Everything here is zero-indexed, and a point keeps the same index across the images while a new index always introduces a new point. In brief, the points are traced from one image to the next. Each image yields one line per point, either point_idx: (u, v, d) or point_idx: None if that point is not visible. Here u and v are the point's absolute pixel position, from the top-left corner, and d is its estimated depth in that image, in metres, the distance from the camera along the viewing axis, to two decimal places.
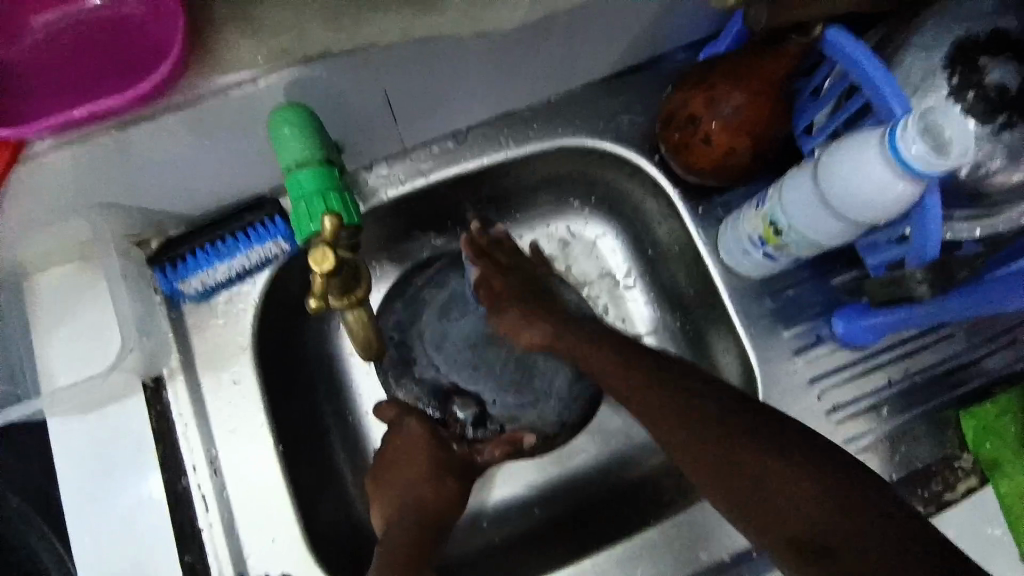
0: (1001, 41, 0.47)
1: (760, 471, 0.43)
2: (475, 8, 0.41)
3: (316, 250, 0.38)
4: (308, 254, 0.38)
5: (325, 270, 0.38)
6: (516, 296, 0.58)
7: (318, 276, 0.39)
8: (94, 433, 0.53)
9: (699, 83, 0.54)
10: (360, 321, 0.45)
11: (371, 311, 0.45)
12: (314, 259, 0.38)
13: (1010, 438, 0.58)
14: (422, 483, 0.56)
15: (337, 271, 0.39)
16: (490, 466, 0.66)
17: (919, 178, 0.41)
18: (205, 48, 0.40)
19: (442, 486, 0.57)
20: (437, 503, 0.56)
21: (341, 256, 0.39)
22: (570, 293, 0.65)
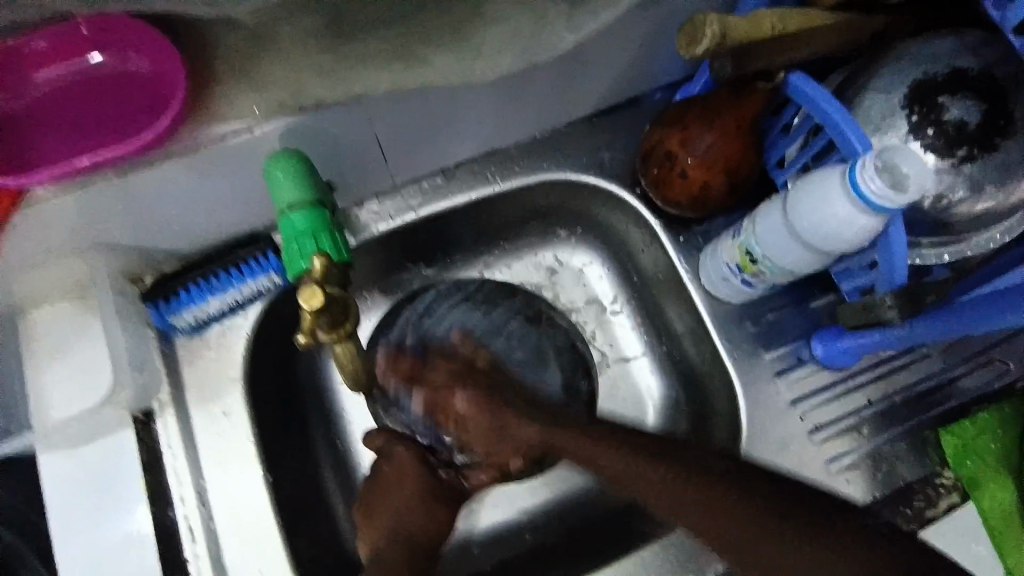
0: (959, 81, 0.49)
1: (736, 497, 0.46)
2: (465, 63, 0.44)
3: (304, 289, 0.40)
4: (296, 292, 0.40)
5: (314, 307, 0.39)
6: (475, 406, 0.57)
7: (307, 313, 0.40)
8: (87, 468, 0.53)
9: (676, 121, 0.57)
10: (348, 355, 0.45)
11: (359, 344, 0.46)
12: (304, 297, 0.39)
13: (989, 454, 0.60)
14: (415, 514, 0.56)
15: (325, 308, 0.41)
16: (479, 493, 0.66)
17: (879, 213, 0.43)
18: (206, 99, 0.43)
19: (435, 519, 0.57)
20: (425, 528, 0.56)
21: (330, 294, 0.40)
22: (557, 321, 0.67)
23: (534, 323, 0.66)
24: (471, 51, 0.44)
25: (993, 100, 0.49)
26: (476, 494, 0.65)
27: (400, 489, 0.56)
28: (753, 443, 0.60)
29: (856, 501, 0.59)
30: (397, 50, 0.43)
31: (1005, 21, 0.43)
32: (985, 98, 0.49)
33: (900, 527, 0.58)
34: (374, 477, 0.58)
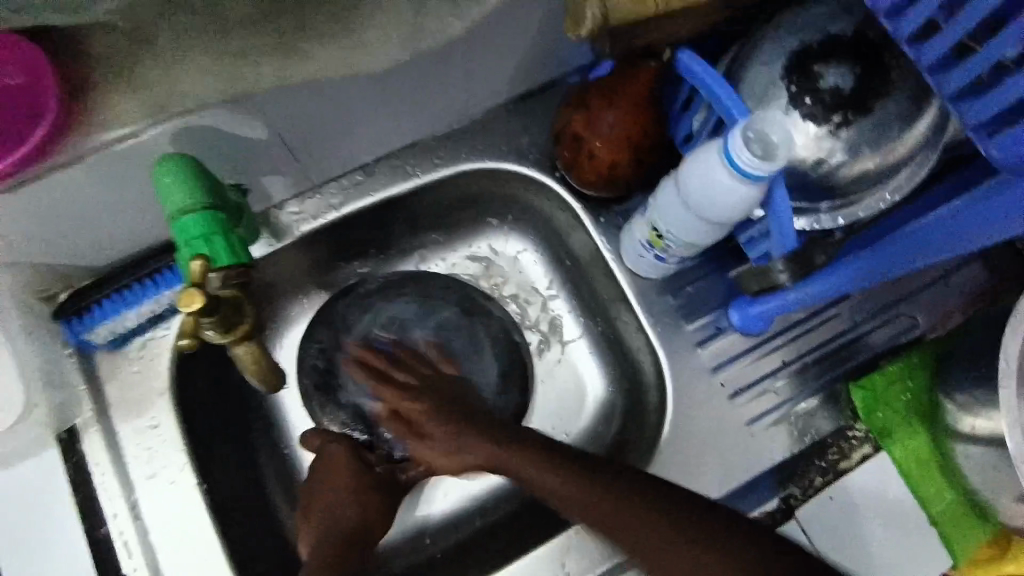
0: (834, 48, 0.51)
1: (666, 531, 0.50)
2: (343, 50, 0.44)
3: (184, 291, 0.39)
4: (175, 295, 0.39)
5: (194, 310, 0.39)
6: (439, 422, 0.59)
7: (188, 316, 0.39)
8: (17, 491, 0.53)
9: (580, 104, 0.58)
10: (252, 355, 0.46)
11: (260, 343, 0.47)
12: (182, 299, 0.38)
13: (897, 404, 0.63)
14: (353, 509, 0.57)
15: (208, 310, 0.40)
16: (427, 482, 0.68)
17: (756, 181, 0.45)
18: (89, 107, 0.42)
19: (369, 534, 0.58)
20: (351, 527, 0.57)
21: (212, 296, 0.40)
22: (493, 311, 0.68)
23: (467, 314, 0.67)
24: (351, 41, 0.44)
25: (867, 63, 0.51)
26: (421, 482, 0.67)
27: (336, 494, 0.57)
28: (681, 411, 0.63)
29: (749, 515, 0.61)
30: (271, 41, 0.42)
31: None
32: (859, 62, 0.51)
33: (815, 480, 0.62)
34: (313, 481, 0.59)
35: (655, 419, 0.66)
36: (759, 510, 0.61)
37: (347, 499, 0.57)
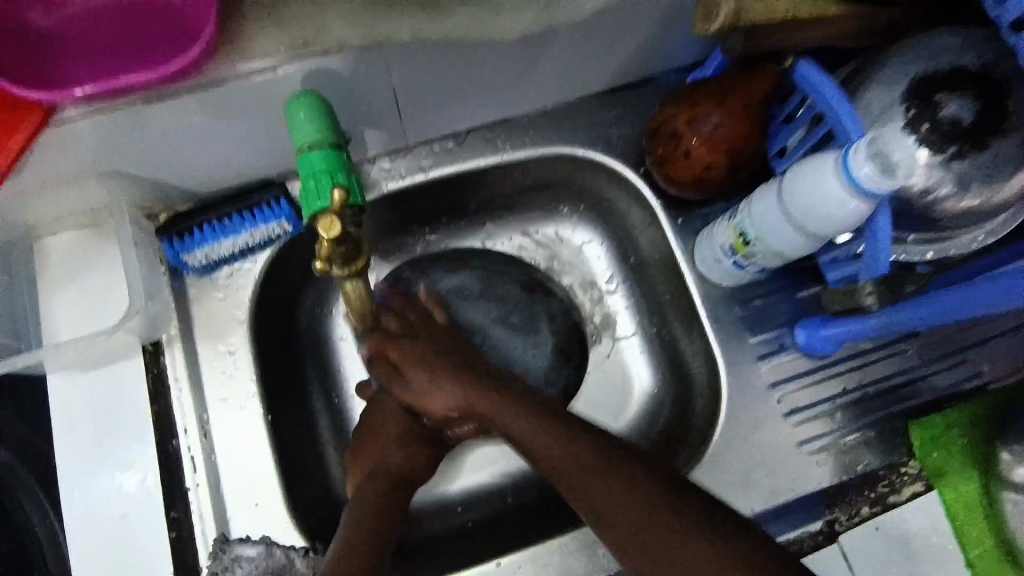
0: (960, 78, 0.50)
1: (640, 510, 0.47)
2: (486, 16, 0.46)
3: (323, 218, 0.41)
4: (316, 220, 0.41)
5: (331, 237, 0.41)
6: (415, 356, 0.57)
7: (324, 242, 0.41)
8: (91, 391, 0.54)
9: (685, 101, 0.59)
10: (356, 290, 0.50)
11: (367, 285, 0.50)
12: (323, 224, 0.40)
13: (954, 448, 0.62)
14: (399, 450, 0.58)
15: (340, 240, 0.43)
16: (465, 450, 0.69)
17: (868, 197, 0.45)
18: (237, 34, 0.43)
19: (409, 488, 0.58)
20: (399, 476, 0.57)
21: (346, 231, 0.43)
22: (555, 292, 0.71)
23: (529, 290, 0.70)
24: (493, 2, 0.45)
25: (993, 99, 0.50)
26: (461, 450, 0.69)
27: (389, 443, 0.58)
28: (734, 421, 0.63)
29: (778, 539, 0.60)
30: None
31: (1004, 16, 0.44)
32: (985, 99, 0.50)
33: (862, 509, 0.61)
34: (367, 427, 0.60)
35: (703, 425, 0.66)
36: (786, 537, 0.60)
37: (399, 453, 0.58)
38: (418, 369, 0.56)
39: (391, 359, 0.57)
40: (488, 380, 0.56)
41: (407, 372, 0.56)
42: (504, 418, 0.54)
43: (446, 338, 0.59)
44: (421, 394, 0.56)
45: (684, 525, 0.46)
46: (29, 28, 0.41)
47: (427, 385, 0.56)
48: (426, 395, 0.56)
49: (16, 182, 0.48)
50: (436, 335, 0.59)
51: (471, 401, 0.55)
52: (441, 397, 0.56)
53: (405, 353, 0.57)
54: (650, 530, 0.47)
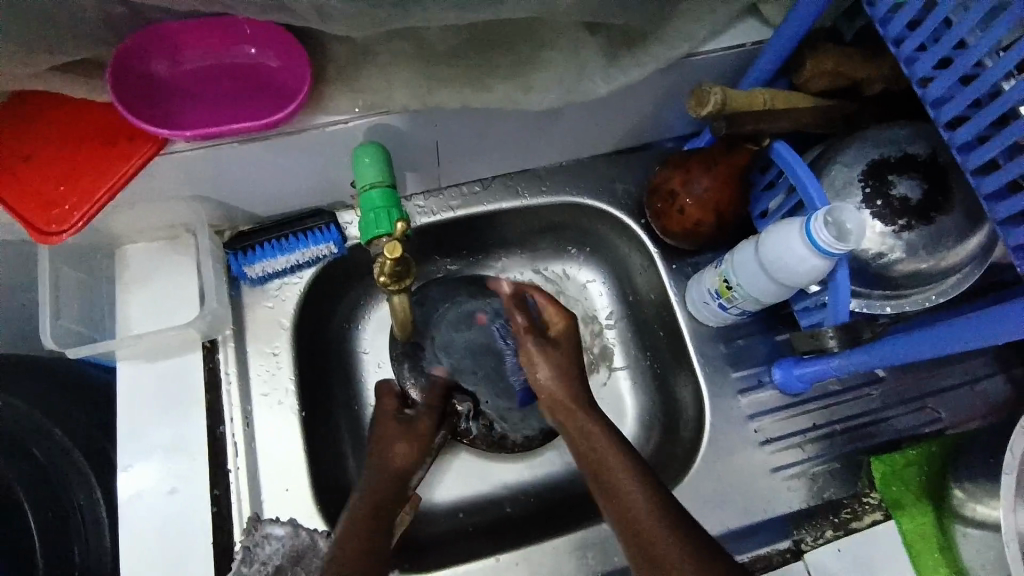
0: (906, 165, 0.61)
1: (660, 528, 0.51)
2: (520, 92, 0.57)
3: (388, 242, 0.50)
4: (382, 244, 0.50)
5: (395, 257, 0.50)
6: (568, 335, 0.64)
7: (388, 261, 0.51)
8: (152, 379, 0.61)
9: (681, 166, 0.69)
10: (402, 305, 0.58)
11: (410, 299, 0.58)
12: (388, 249, 0.50)
13: (911, 483, 0.69)
14: (393, 456, 0.61)
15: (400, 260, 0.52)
16: (457, 458, 0.74)
17: (827, 256, 0.54)
18: (320, 95, 0.54)
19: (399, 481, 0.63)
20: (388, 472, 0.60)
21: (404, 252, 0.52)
22: None
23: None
24: (525, 83, 0.57)
25: (932, 181, 0.61)
26: (451, 459, 0.74)
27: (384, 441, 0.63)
28: (714, 446, 0.70)
29: (738, 557, 0.65)
30: (467, 78, 0.56)
31: (941, 116, 0.53)
32: (926, 179, 0.61)
33: (826, 532, 0.68)
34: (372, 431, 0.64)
35: (687, 449, 0.73)
36: (754, 554, 0.66)
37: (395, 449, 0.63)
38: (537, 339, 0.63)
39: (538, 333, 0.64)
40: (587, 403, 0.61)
41: (540, 346, 0.62)
42: (580, 430, 0.59)
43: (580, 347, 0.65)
44: (536, 356, 0.62)
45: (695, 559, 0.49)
46: (154, 79, 0.51)
47: (542, 350, 0.62)
48: (540, 356, 0.62)
49: (113, 201, 0.57)
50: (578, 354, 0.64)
51: (566, 399, 0.60)
52: (546, 373, 0.61)
53: (567, 329, 0.64)
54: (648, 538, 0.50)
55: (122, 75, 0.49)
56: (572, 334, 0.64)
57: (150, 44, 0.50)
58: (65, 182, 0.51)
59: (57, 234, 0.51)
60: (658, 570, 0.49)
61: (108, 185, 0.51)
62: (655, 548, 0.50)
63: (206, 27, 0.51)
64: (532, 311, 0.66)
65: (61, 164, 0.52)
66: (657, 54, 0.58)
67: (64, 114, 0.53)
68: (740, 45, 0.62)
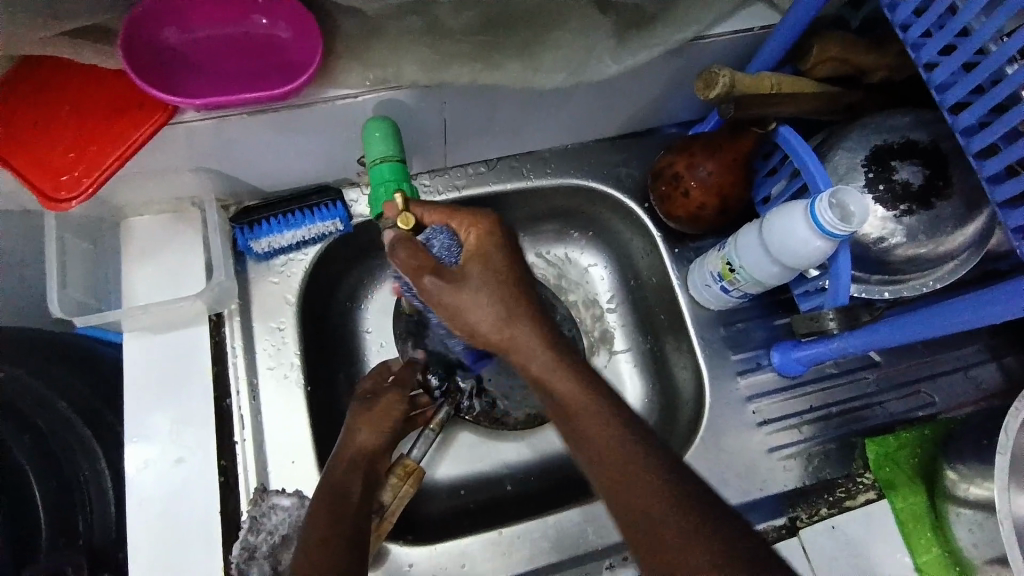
0: (909, 150, 0.62)
1: (666, 497, 0.45)
2: (529, 70, 0.57)
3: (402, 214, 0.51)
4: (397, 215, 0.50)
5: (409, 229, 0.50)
6: (483, 254, 0.51)
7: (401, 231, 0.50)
8: (158, 351, 0.61)
9: (685, 150, 0.70)
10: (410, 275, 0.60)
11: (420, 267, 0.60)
12: (402, 221, 0.50)
13: (904, 464, 0.71)
14: (373, 435, 0.59)
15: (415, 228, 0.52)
16: (460, 437, 0.75)
17: (830, 238, 0.55)
18: (331, 68, 0.54)
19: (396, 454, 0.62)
20: (370, 450, 0.59)
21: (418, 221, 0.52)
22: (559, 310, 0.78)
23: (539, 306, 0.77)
24: (534, 61, 0.57)
25: (934, 167, 0.61)
26: (455, 438, 0.75)
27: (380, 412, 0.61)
28: (713, 427, 0.71)
29: (757, 526, 0.68)
30: (478, 54, 0.56)
31: (944, 100, 0.53)
32: (927, 165, 0.61)
33: (821, 510, 0.70)
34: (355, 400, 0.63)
35: (686, 430, 0.74)
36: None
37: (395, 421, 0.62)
38: (437, 282, 0.49)
39: (440, 271, 0.49)
40: (530, 316, 0.52)
41: (453, 284, 0.49)
42: (524, 351, 0.51)
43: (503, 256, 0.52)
44: (450, 302, 0.50)
45: (706, 530, 0.44)
46: (162, 48, 0.51)
47: (453, 290, 0.49)
48: (453, 297, 0.50)
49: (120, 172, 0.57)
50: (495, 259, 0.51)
51: (508, 333, 0.51)
52: (476, 307, 0.50)
53: (484, 241, 0.52)
54: (648, 513, 0.45)
55: (133, 42, 0.49)
56: (490, 256, 0.51)
57: (160, 11, 0.50)
58: (74, 149, 0.51)
59: (67, 201, 0.51)
60: (658, 545, 0.44)
61: (118, 153, 0.51)
62: (651, 516, 0.45)
63: None
64: (436, 248, 0.51)
65: (70, 132, 0.52)
66: (666, 35, 0.58)
67: (73, 83, 0.53)
68: (748, 29, 0.62)
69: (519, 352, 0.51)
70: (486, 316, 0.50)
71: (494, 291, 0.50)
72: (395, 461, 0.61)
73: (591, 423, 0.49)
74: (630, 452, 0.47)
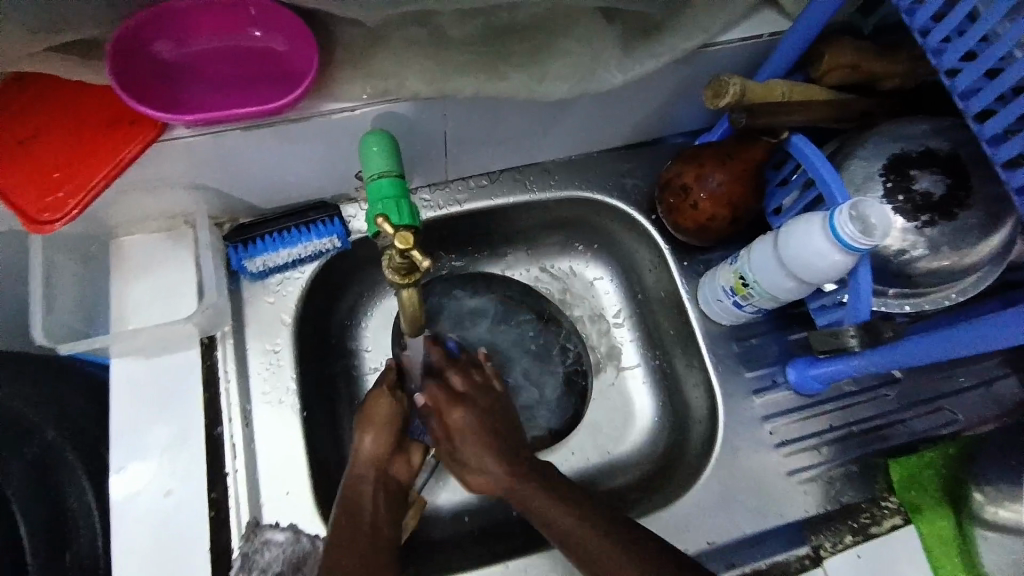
0: (929, 158, 0.59)
1: None
2: (533, 80, 0.55)
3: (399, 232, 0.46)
4: (392, 233, 0.46)
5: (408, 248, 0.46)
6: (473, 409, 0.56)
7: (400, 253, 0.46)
8: (147, 376, 0.59)
9: (695, 161, 0.67)
10: (412, 301, 0.53)
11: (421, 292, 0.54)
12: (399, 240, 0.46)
13: (930, 487, 0.67)
14: (380, 446, 0.56)
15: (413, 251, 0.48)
16: None
17: (852, 252, 0.53)
18: (326, 80, 0.52)
19: (407, 453, 0.58)
20: (377, 461, 0.56)
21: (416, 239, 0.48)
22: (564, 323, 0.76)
23: (542, 322, 0.74)
24: (538, 71, 0.55)
25: (955, 176, 0.59)
26: None
27: (383, 422, 0.57)
28: (727, 448, 0.68)
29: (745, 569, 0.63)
30: (480, 63, 0.54)
31: (969, 107, 0.51)
32: (949, 174, 0.59)
33: (845, 537, 0.66)
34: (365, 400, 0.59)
35: (698, 451, 0.71)
36: (771, 560, 0.64)
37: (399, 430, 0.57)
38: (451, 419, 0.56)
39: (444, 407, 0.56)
40: (525, 459, 0.56)
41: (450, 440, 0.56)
42: (521, 493, 0.55)
43: (499, 416, 0.58)
44: (461, 451, 0.56)
45: None
46: (155, 61, 0.49)
47: (469, 446, 0.55)
48: (467, 453, 0.55)
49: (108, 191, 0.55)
50: (493, 404, 0.58)
51: (515, 476, 0.55)
52: (487, 463, 0.55)
53: (466, 395, 0.57)
54: None
55: (123, 55, 0.47)
56: (490, 400, 0.58)
57: (153, 23, 0.47)
58: (60, 167, 0.49)
59: (50, 223, 0.48)
60: None
61: (103, 172, 0.49)
62: None
63: (214, 8, 0.49)
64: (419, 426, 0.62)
65: (55, 150, 0.50)
66: (674, 43, 0.56)
67: (57, 98, 0.50)
68: (758, 35, 0.60)
69: (527, 499, 0.54)
70: (498, 469, 0.55)
71: (493, 427, 0.56)
72: (407, 463, 0.58)
73: (597, 548, 0.51)
74: (640, 573, 0.49)
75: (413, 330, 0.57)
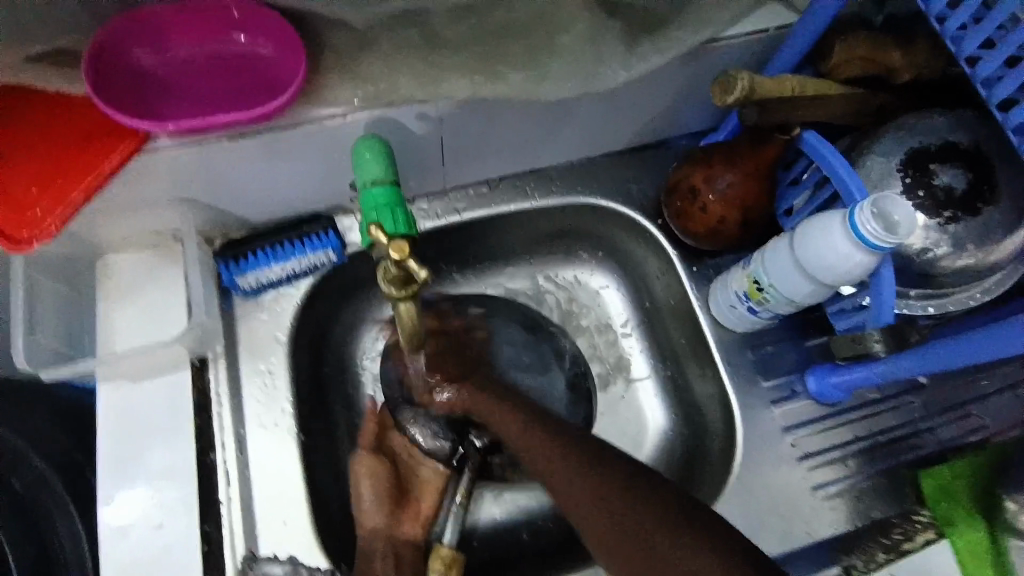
0: (950, 152, 0.57)
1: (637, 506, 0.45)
2: (529, 81, 0.53)
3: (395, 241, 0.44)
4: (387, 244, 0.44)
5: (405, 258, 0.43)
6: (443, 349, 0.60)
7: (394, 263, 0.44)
8: (136, 402, 0.56)
9: (702, 162, 0.65)
10: (410, 314, 0.50)
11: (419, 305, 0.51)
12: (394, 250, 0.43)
13: (963, 498, 0.63)
14: (383, 509, 0.58)
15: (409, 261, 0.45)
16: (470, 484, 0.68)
17: (873, 251, 0.50)
18: (315, 86, 0.50)
19: (413, 507, 0.60)
20: (384, 523, 0.58)
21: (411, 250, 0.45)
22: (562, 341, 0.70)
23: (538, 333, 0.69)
24: (535, 70, 0.52)
25: (977, 170, 0.56)
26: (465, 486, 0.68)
27: (371, 486, 0.59)
28: (747, 462, 0.65)
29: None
30: (473, 63, 0.51)
31: (993, 96, 0.48)
32: (970, 168, 0.56)
33: (877, 555, 0.63)
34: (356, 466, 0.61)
35: (716, 467, 0.68)
36: None
37: (391, 487, 0.59)
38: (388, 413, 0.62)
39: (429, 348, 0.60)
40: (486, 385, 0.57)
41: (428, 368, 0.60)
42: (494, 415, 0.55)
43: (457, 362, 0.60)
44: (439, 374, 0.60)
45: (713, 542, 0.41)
46: (134, 70, 0.47)
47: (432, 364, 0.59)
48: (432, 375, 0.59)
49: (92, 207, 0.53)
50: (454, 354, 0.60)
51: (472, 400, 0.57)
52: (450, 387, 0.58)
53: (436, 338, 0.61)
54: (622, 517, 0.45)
55: (99, 63, 0.45)
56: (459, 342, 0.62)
57: (130, 30, 0.46)
58: (36, 183, 0.47)
59: (28, 241, 0.46)
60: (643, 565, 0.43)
61: (82, 185, 0.47)
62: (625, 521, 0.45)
63: (193, 14, 0.47)
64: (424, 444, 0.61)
65: (34, 166, 0.48)
66: (676, 39, 0.54)
67: (34, 112, 0.48)
68: (763, 31, 0.58)
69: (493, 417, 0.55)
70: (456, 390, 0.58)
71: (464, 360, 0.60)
72: (415, 518, 0.59)
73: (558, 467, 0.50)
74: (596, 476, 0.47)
75: (412, 345, 0.54)
